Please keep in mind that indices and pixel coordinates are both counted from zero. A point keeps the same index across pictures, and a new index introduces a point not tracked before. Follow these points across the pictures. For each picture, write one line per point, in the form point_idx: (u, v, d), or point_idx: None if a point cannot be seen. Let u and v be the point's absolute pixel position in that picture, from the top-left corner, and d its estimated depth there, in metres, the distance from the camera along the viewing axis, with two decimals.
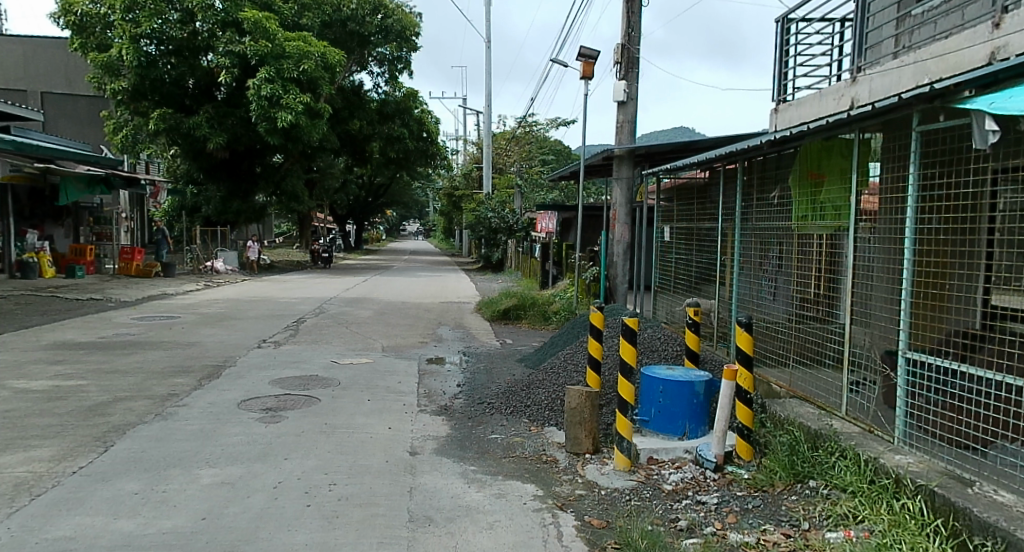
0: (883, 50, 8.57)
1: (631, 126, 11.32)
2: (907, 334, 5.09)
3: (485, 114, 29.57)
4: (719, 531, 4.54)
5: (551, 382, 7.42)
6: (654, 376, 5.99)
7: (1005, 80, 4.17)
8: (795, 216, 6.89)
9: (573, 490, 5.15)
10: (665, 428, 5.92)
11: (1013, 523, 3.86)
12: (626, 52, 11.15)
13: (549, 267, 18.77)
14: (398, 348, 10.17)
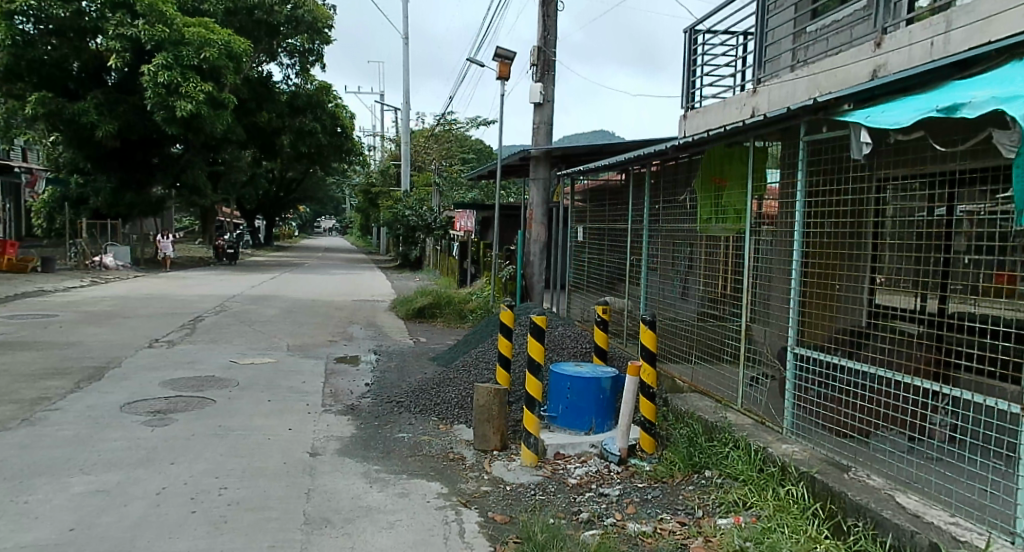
0: (782, 62, 8.97)
1: (547, 128, 11.53)
2: (796, 330, 5.36)
3: (402, 111, 29.33)
4: (619, 521, 4.70)
5: (461, 381, 7.48)
6: (562, 373, 6.12)
7: (881, 97, 4.48)
8: (699, 219, 7.14)
9: (478, 488, 5.21)
10: (572, 423, 6.06)
11: (880, 504, 4.07)
12: (542, 54, 11.32)
13: (466, 265, 18.89)
14: (305, 347, 10.03)
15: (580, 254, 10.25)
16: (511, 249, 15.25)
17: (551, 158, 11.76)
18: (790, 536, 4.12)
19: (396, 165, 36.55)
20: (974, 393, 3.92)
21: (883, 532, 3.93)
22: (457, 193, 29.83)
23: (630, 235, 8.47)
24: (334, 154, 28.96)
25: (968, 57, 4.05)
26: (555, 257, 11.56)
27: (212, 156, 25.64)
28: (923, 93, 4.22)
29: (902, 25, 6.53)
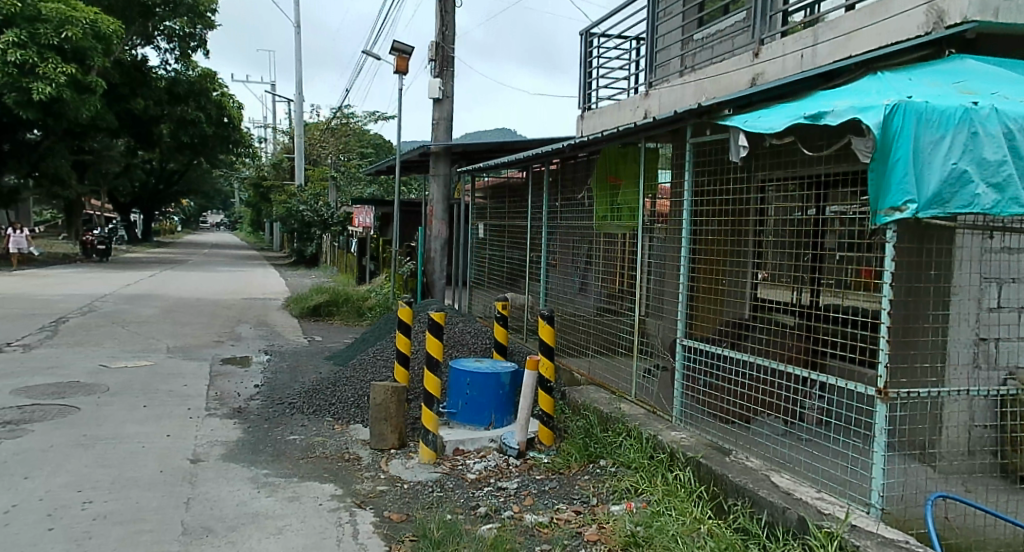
0: (672, 67, 9.35)
1: (447, 124, 11.57)
2: (684, 323, 5.64)
3: (296, 103, 28.60)
4: (516, 514, 4.82)
5: (357, 379, 7.46)
6: (462, 369, 6.19)
7: (757, 104, 4.78)
8: (596, 216, 7.32)
9: (374, 488, 5.23)
10: (471, 419, 6.15)
11: (757, 484, 4.34)
12: (441, 50, 11.36)
13: (365, 262, 18.65)
14: (188, 348, 9.69)
15: (481, 251, 10.37)
16: (411, 246, 15.19)
17: (451, 155, 11.77)
18: (677, 518, 4.33)
19: (290, 159, 35.56)
20: (838, 378, 4.26)
21: (758, 510, 4.19)
22: (355, 189, 29.33)
23: (530, 232, 8.64)
24: (218, 145, 28.30)
25: (833, 68, 4.47)
26: (457, 252, 11.63)
27: (79, 145, 24.20)
28: (794, 101, 4.56)
29: (778, 36, 6.95)
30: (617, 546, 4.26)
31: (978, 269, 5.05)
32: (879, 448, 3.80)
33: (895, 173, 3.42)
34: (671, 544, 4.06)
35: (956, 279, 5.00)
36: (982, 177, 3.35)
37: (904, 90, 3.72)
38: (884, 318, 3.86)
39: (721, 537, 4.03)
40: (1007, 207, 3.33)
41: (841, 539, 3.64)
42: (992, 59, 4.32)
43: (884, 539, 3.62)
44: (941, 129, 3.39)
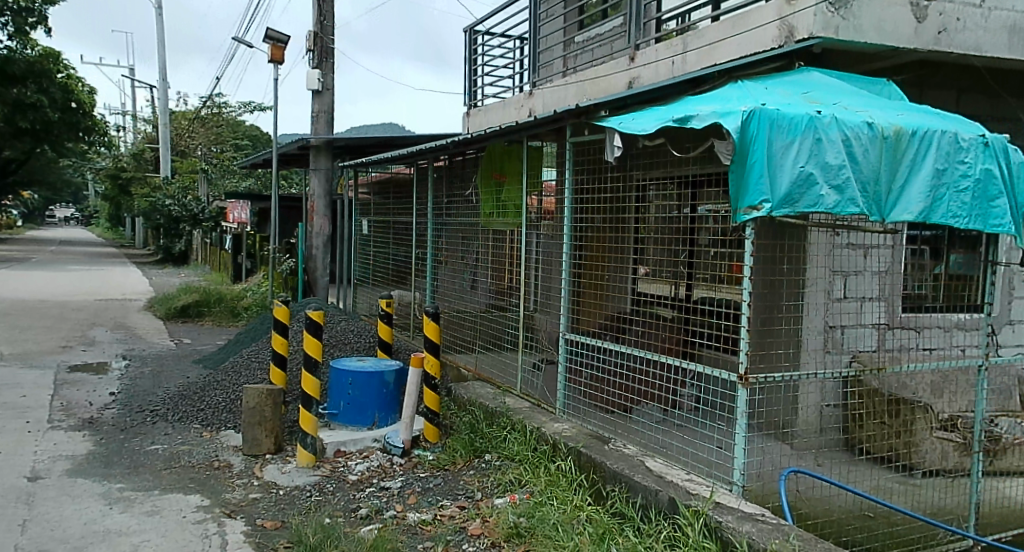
0: (555, 68, 9.57)
1: (328, 117, 11.36)
2: (566, 317, 5.80)
3: (159, 89, 27.10)
4: (399, 513, 4.83)
5: (228, 383, 7.24)
6: (342, 368, 6.12)
7: (631, 106, 5.01)
8: (482, 213, 7.37)
9: (246, 495, 5.10)
10: (354, 419, 6.10)
11: (633, 470, 4.55)
12: (319, 40, 11.14)
13: (240, 260, 18.00)
14: (29, 356, 9.05)
15: (365, 248, 10.26)
16: (291, 242, 14.80)
17: (333, 150, 11.54)
18: (558, 507, 4.47)
19: (153, 149, 33.67)
20: (705, 366, 4.52)
21: (633, 494, 4.40)
22: (229, 182, 28.18)
23: (415, 230, 8.60)
24: (66, 131, 27.07)
25: (699, 75, 4.79)
26: (340, 250, 11.44)
27: None
28: (665, 105, 4.83)
29: (654, 43, 7.24)
30: (499, 538, 4.36)
31: (827, 265, 5.60)
32: (740, 430, 4.08)
33: (753, 174, 3.69)
34: (553, 533, 4.20)
35: (808, 277, 5.55)
36: (826, 180, 3.66)
37: (760, 98, 4.01)
38: (744, 308, 4.15)
39: (598, 522, 4.19)
40: (846, 207, 3.68)
41: (705, 516, 3.88)
42: (834, 73, 4.75)
43: (744, 514, 3.90)
44: (790, 135, 3.69)
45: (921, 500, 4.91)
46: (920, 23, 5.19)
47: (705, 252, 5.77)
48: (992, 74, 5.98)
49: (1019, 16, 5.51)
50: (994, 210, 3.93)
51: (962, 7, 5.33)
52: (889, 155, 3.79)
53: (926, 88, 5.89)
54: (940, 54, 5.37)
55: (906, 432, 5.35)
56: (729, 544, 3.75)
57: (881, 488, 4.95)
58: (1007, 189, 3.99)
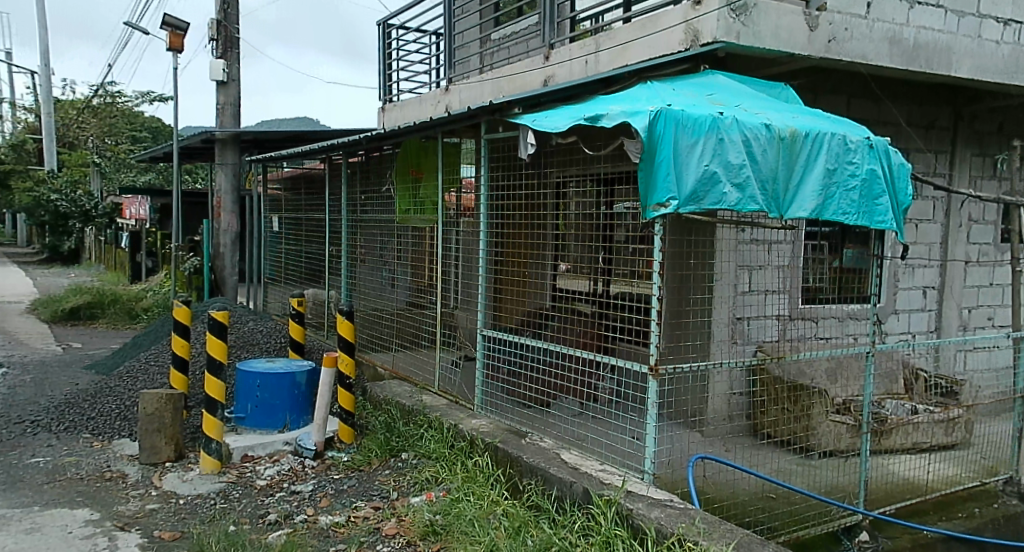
0: (471, 64, 9.59)
1: (233, 109, 11.05)
2: (483, 314, 5.83)
3: (43, 77, 25.59)
4: (310, 517, 4.76)
5: (123, 389, 6.96)
6: (250, 370, 5.96)
7: (545, 104, 5.11)
8: (398, 210, 7.31)
9: (142, 507, 4.93)
10: (263, 423, 5.96)
11: (549, 462, 4.63)
12: (223, 29, 10.88)
13: (139, 259, 17.29)
14: None
15: (276, 245, 10.04)
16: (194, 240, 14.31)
17: (240, 143, 11.21)
18: (475, 502, 4.50)
19: (37, 140, 31.78)
20: (619, 358, 4.64)
21: (550, 486, 4.49)
22: (125, 176, 26.96)
23: (328, 227, 8.45)
24: None
25: (611, 75, 5.02)
26: (249, 248, 11.14)
27: None
28: (576, 103, 4.93)
29: (568, 42, 7.33)
30: (415, 537, 4.35)
31: (735, 258, 5.85)
32: (651, 420, 4.22)
33: (660, 173, 3.81)
34: (468, 530, 4.24)
35: (720, 269, 5.76)
36: (729, 178, 3.82)
37: (667, 99, 4.15)
38: (654, 303, 4.27)
39: (515, 516, 4.25)
40: (747, 204, 3.84)
41: (617, 504, 4.00)
42: (735, 76, 4.97)
43: (654, 500, 4.05)
44: (695, 135, 3.83)
45: (818, 478, 5.18)
46: (812, 31, 5.46)
47: (623, 248, 5.77)
48: (878, 80, 6.37)
49: (899, 27, 5.87)
50: (879, 208, 4.18)
51: (849, 18, 5.64)
52: (785, 155, 3.98)
53: (820, 93, 6.23)
54: (831, 61, 5.65)
55: (805, 417, 5.57)
56: (639, 531, 3.86)
57: (781, 470, 5.22)
58: (890, 189, 4.26)
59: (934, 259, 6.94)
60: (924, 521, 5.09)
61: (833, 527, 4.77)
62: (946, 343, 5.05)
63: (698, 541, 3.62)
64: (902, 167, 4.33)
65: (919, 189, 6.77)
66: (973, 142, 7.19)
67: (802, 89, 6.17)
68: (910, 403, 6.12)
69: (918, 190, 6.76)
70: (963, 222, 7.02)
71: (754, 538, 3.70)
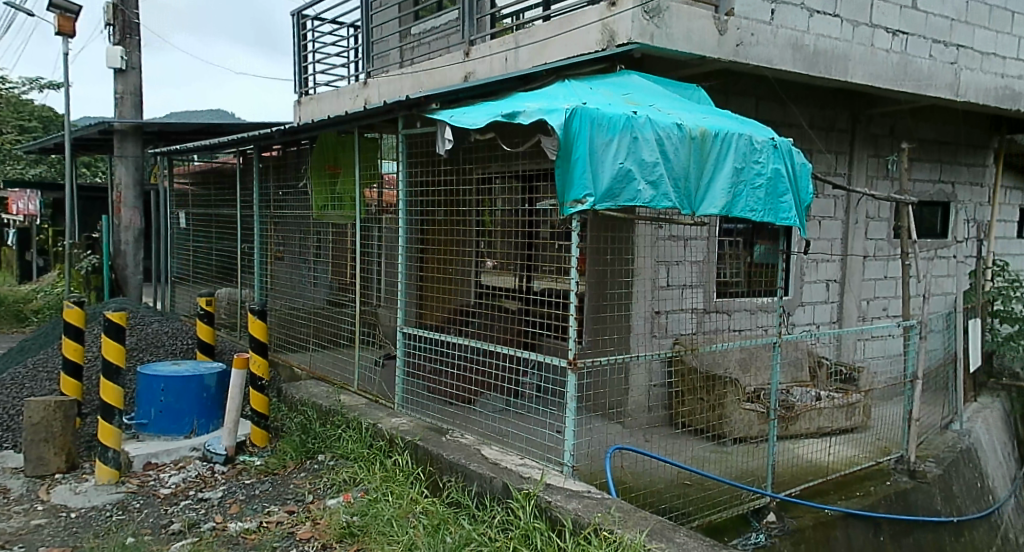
0: (390, 58, 9.49)
1: (133, 98, 10.63)
2: (403, 310, 5.78)
3: None
4: (218, 524, 4.63)
5: (10, 396, 6.59)
6: (153, 374, 5.75)
7: (463, 100, 5.18)
8: (314, 205, 7.15)
9: (28, 522, 4.68)
10: (168, 429, 5.75)
11: (468, 459, 4.64)
12: (120, 14, 10.41)
13: (30, 257, 16.43)
14: None
15: (181, 242, 9.69)
16: (92, 237, 13.68)
17: (141, 135, 10.76)
18: (393, 502, 4.48)
19: None
20: (538, 354, 4.68)
21: (469, 483, 4.50)
22: (16, 169, 25.53)
23: (240, 224, 8.22)
24: None
25: (531, 72, 5.12)
26: (154, 245, 10.74)
27: None
28: (495, 100, 4.96)
29: (487, 38, 7.34)
30: (331, 540, 4.28)
31: (653, 255, 5.97)
32: (570, 413, 4.29)
33: (576, 170, 3.87)
34: (384, 531, 4.21)
35: (637, 265, 5.85)
36: (643, 176, 3.91)
37: (583, 97, 4.22)
38: (572, 299, 4.32)
39: (433, 514, 4.26)
40: (660, 201, 3.94)
41: (536, 498, 4.05)
42: (649, 76, 5.10)
43: (571, 492, 4.13)
44: (610, 133, 3.91)
45: (730, 463, 5.44)
46: (721, 35, 5.64)
47: (547, 245, 5.79)
48: (782, 83, 6.63)
49: (800, 34, 6.13)
50: (783, 205, 4.35)
51: (755, 24, 5.84)
52: (696, 154, 4.11)
53: (731, 95, 6.44)
54: (739, 65, 5.85)
55: (719, 405, 5.70)
56: (557, 522, 3.93)
57: (697, 457, 5.42)
58: (793, 187, 4.45)
59: (835, 253, 7.28)
60: (827, 500, 5.36)
61: (743, 510, 4.98)
62: (846, 333, 5.27)
63: (613, 530, 3.71)
64: (804, 166, 4.53)
65: (820, 188, 7.09)
66: (869, 144, 7.59)
67: (713, 91, 6.36)
68: (814, 390, 6.40)
69: (820, 189, 7.08)
70: (860, 218, 7.40)
71: (666, 524, 3.82)
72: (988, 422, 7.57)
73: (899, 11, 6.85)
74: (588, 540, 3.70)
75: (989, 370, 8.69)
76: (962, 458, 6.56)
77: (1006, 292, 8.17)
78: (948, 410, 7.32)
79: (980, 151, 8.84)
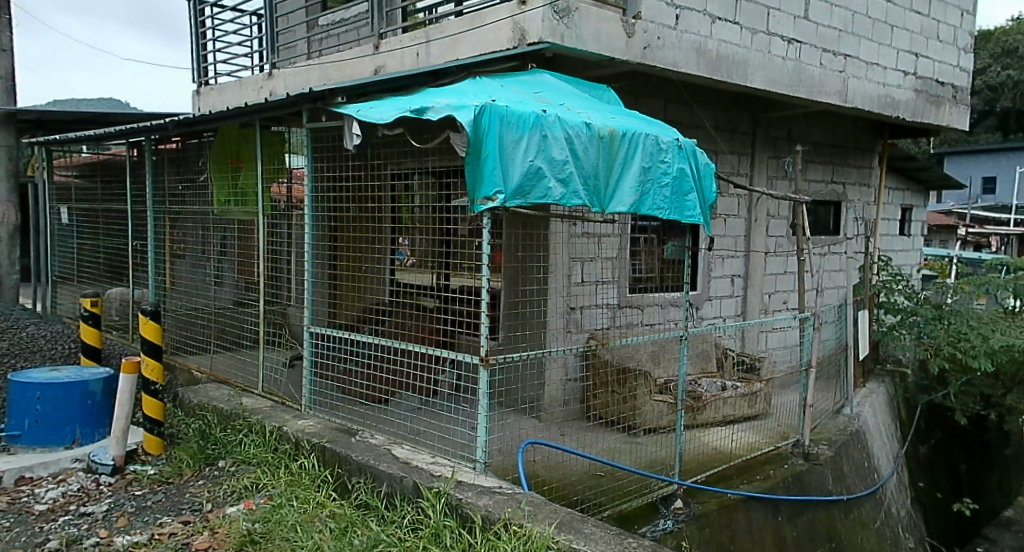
0: (297, 49, 9.24)
1: (5, 84, 9.92)
2: (311, 309, 5.61)
3: None
4: (104, 539, 4.41)
5: None
6: (27, 381, 5.44)
7: (369, 93, 5.16)
8: (217, 201, 6.80)
9: None
10: (46, 440, 5.43)
11: (378, 459, 4.57)
12: None
13: None
14: None
15: (62, 239, 9.12)
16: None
17: (16, 124, 10.05)
18: (298, 507, 4.36)
19: None
20: (450, 351, 4.63)
21: (379, 483, 4.44)
22: None
23: (131, 220, 7.83)
24: None
25: (441, 68, 5.19)
26: (32, 243, 10.07)
27: None
28: (404, 95, 4.85)
29: (397, 32, 7.24)
30: (231, 548, 4.13)
31: (568, 252, 6.06)
32: (482, 409, 4.28)
33: (486, 167, 3.87)
34: (288, 537, 4.09)
35: (553, 263, 5.96)
36: (553, 174, 3.95)
37: (492, 94, 4.23)
38: (484, 298, 4.30)
39: (341, 517, 4.18)
40: (571, 199, 3.99)
41: (446, 495, 4.03)
42: (560, 76, 5.15)
43: (483, 488, 4.13)
44: (520, 130, 3.92)
45: (640, 453, 5.49)
46: (629, 37, 5.75)
47: (464, 243, 5.76)
48: (686, 85, 6.82)
49: (703, 39, 6.31)
50: (688, 203, 4.48)
51: (660, 27, 5.98)
52: (604, 153, 4.17)
53: (640, 96, 6.59)
54: (646, 67, 5.98)
55: (631, 398, 5.83)
56: (467, 519, 3.92)
57: (610, 448, 5.48)
58: (697, 186, 4.58)
59: (739, 249, 7.56)
60: (729, 485, 5.56)
61: (652, 498, 5.10)
62: (749, 325, 5.40)
63: (522, 524, 3.74)
64: (707, 167, 4.67)
65: (723, 188, 7.33)
66: (768, 146, 7.92)
67: (623, 92, 6.49)
68: (720, 380, 6.62)
69: (724, 188, 7.32)
70: (760, 217, 7.71)
71: (575, 516, 3.87)
72: (875, 406, 8.03)
73: (793, 20, 7.16)
74: (498, 536, 3.71)
75: (876, 358, 9.22)
76: (851, 440, 6.92)
77: (891, 285, 8.67)
78: (839, 396, 7.72)
79: (867, 154, 9.37)
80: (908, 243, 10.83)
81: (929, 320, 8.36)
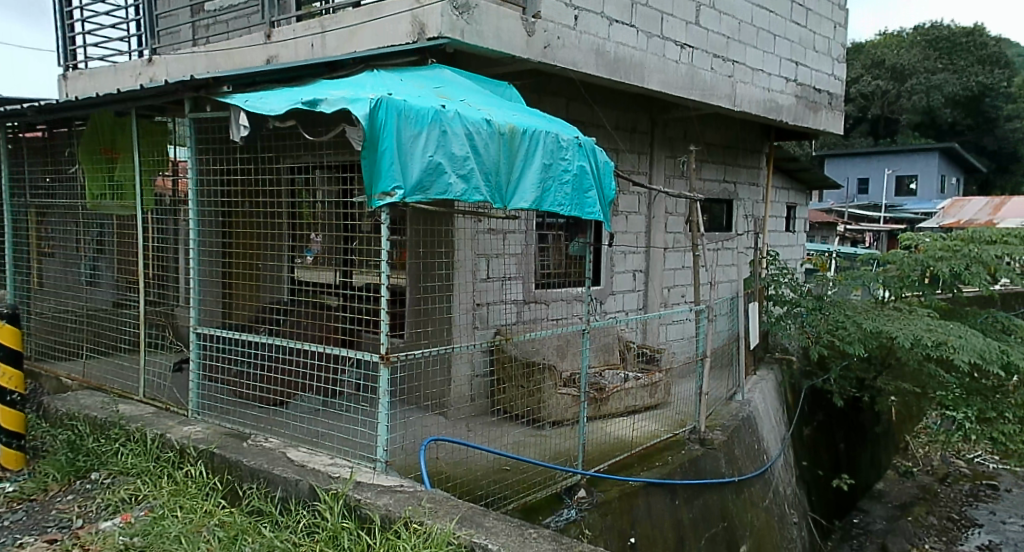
0: (179, 35, 8.74)
1: None
2: (197, 310, 5.25)
3: None
4: None
5: None
6: None
7: (259, 83, 4.89)
8: (88, 194, 6.26)
9: None
10: None
11: (272, 463, 4.33)
12: None
13: None
14: None
15: None
16: None
17: None
18: (182, 517, 4.07)
19: None
20: (348, 351, 4.41)
21: (272, 488, 4.21)
22: None
23: None
24: None
25: (336, 60, 4.99)
26: None
27: None
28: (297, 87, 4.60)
29: (290, 21, 6.96)
30: None
31: (473, 247, 5.97)
32: (383, 407, 4.12)
33: (383, 161, 3.72)
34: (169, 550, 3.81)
35: (457, 258, 5.86)
36: (453, 169, 3.85)
37: (391, 88, 4.09)
38: (383, 293, 4.14)
39: (230, 525, 3.93)
40: (471, 195, 3.90)
41: (344, 497, 3.86)
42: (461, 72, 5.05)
43: (383, 488, 3.97)
44: (418, 125, 3.80)
45: (545, 446, 5.46)
46: (530, 37, 5.72)
47: (364, 239, 5.52)
48: (586, 84, 6.86)
49: (601, 41, 6.37)
50: (589, 200, 4.46)
51: (561, 28, 5.99)
52: (505, 150, 4.11)
53: (542, 94, 6.58)
54: (547, 67, 5.98)
55: (536, 391, 5.79)
56: (366, 520, 3.77)
57: (514, 443, 5.42)
58: (597, 183, 4.57)
59: (639, 245, 7.67)
60: (630, 473, 5.59)
61: (555, 489, 5.05)
62: (651, 317, 5.40)
63: (423, 521, 3.62)
64: (607, 165, 4.67)
65: (623, 185, 7.43)
66: (665, 147, 8.09)
67: (527, 90, 6.46)
68: (622, 372, 6.69)
69: (624, 186, 7.41)
70: (658, 213, 7.85)
71: (477, 510, 3.78)
72: (765, 393, 8.33)
73: (686, 26, 7.35)
74: (398, 535, 3.58)
75: (765, 347, 9.59)
76: (743, 425, 7.15)
77: (778, 277, 8.98)
78: (732, 384, 7.97)
79: (756, 155, 9.75)
80: (793, 239, 11.34)
81: (812, 311, 8.74)
